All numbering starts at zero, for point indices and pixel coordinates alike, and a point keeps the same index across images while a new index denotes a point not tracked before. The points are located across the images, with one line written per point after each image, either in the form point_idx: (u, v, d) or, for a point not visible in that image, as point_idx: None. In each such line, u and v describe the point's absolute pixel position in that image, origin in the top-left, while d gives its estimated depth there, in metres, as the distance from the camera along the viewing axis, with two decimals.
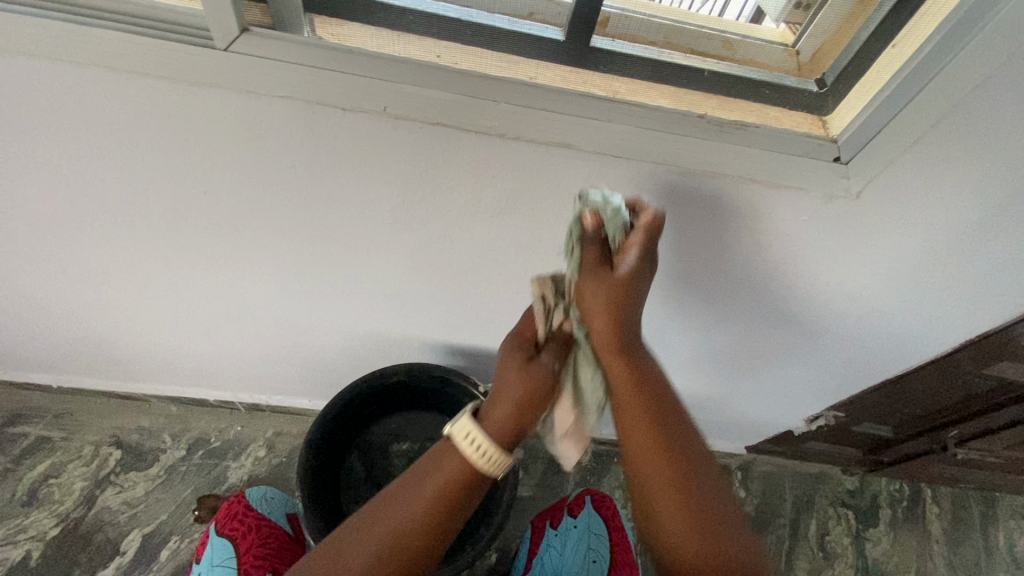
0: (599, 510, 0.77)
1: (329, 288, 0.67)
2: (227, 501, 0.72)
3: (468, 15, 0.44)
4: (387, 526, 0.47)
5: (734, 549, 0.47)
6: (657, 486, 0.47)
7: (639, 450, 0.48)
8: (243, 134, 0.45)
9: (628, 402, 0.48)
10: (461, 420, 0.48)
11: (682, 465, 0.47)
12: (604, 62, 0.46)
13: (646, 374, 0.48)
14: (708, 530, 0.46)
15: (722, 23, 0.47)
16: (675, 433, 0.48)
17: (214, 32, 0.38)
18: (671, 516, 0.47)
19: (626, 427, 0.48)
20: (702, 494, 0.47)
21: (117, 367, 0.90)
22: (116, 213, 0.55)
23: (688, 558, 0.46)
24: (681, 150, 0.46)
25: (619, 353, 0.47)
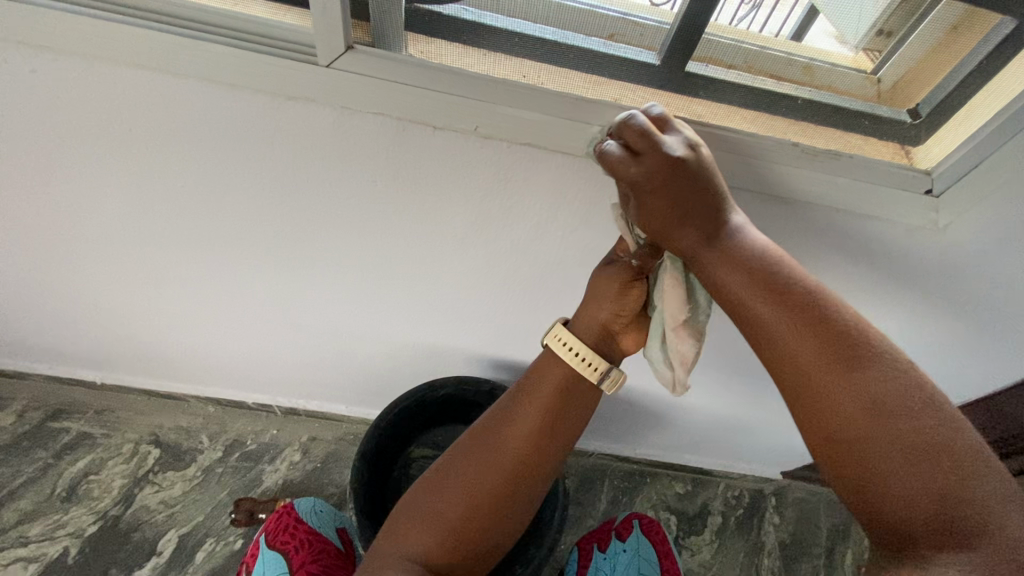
0: (649, 534, 0.78)
1: (384, 300, 0.67)
2: (277, 512, 0.72)
3: (561, 37, 0.43)
4: (493, 452, 0.50)
5: (973, 476, 0.32)
6: (828, 411, 0.35)
7: (834, 415, 0.35)
8: (329, 146, 0.46)
9: (756, 313, 0.38)
10: (553, 328, 0.51)
11: (860, 374, 0.35)
12: (691, 87, 0.46)
13: (806, 312, 0.37)
14: (924, 458, 0.33)
15: (804, 49, 0.45)
16: (835, 334, 0.36)
17: (319, 48, 0.39)
18: (864, 448, 0.34)
19: (763, 344, 0.38)
20: (892, 396, 0.35)
21: (161, 366, 0.91)
22: (188, 217, 0.56)
23: (901, 508, 0.33)
24: (768, 176, 0.47)
25: (746, 282, 0.38)
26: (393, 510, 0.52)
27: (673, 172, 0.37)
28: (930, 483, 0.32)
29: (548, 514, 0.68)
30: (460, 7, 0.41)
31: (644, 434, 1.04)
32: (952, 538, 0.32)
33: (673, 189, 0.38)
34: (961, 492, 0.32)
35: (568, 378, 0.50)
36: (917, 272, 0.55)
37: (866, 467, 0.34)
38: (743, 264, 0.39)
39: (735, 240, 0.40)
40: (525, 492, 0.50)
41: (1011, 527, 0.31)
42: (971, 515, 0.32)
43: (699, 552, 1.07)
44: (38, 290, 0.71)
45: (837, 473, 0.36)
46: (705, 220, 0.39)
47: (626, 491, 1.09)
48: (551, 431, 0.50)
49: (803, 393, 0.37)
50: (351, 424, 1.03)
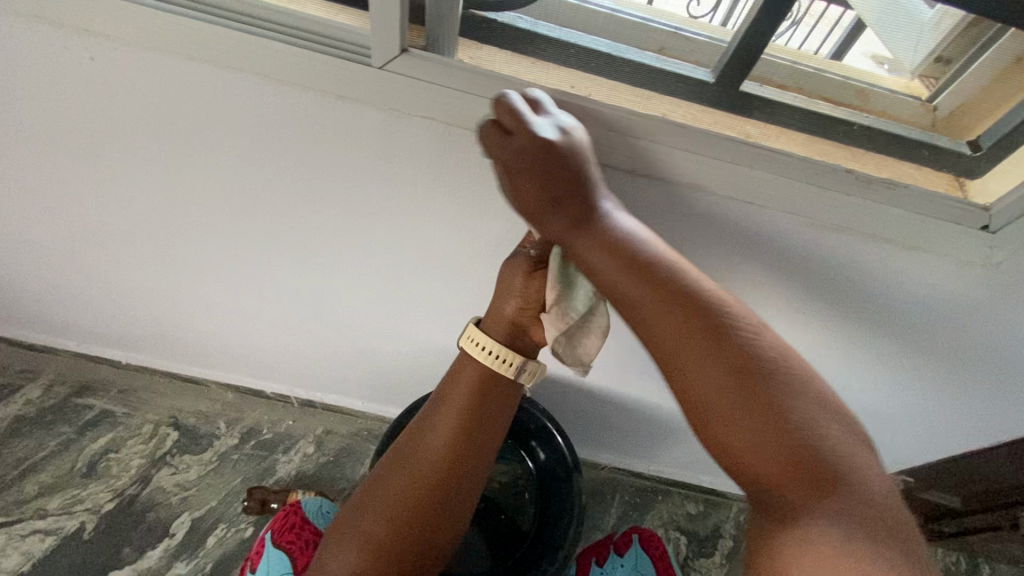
0: (646, 549, 0.79)
1: (410, 301, 0.67)
2: (284, 511, 0.73)
3: (618, 51, 0.43)
4: (416, 456, 0.53)
5: (829, 435, 0.33)
6: (701, 387, 0.34)
7: (699, 389, 0.34)
8: (373, 148, 0.46)
9: (632, 294, 0.36)
10: (465, 329, 0.53)
11: (727, 348, 0.34)
12: (742, 106, 0.45)
13: (666, 282, 0.36)
14: (783, 423, 0.32)
15: (859, 75, 0.46)
16: (701, 306, 0.35)
17: (374, 50, 0.39)
18: (726, 418, 0.33)
19: (637, 325, 0.36)
20: (756, 363, 0.34)
21: (186, 351, 0.93)
22: (228, 209, 0.57)
23: (774, 476, 0.32)
24: (815, 200, 0.46)
25: (619, 257, 0.37)
26: (331, 524, 0.54)
27: (547, 152, 0.36)
28: (794, 449, 0.32)
29: (562, 527, 0.67)
30: (523, 16, 0.42)
31: (659, 450, 1.03)
32: (814, 499, 0.32)
33: (547, 172, 0.37)
34: (823, 453, 0.32)
35: (483, 380, 0.52)
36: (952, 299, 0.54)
37: (734, 440, 0.33)
38: (609, 244, 0.37)
39: (603, 221, 0.39)
40: (450, 495, 0.53)
41: (858, 476, 0.33)
42: (834, 476, 0.32)
43: None
44: (78, 271, 0.73)
45: (712, 449, 0.34)
46: (575, 201, 0.38)
47: (637, 508, 1.08)
48: (470, 433, 0.53)
49: (677, 373, 0.35)
50: (365, 420, 1.04)
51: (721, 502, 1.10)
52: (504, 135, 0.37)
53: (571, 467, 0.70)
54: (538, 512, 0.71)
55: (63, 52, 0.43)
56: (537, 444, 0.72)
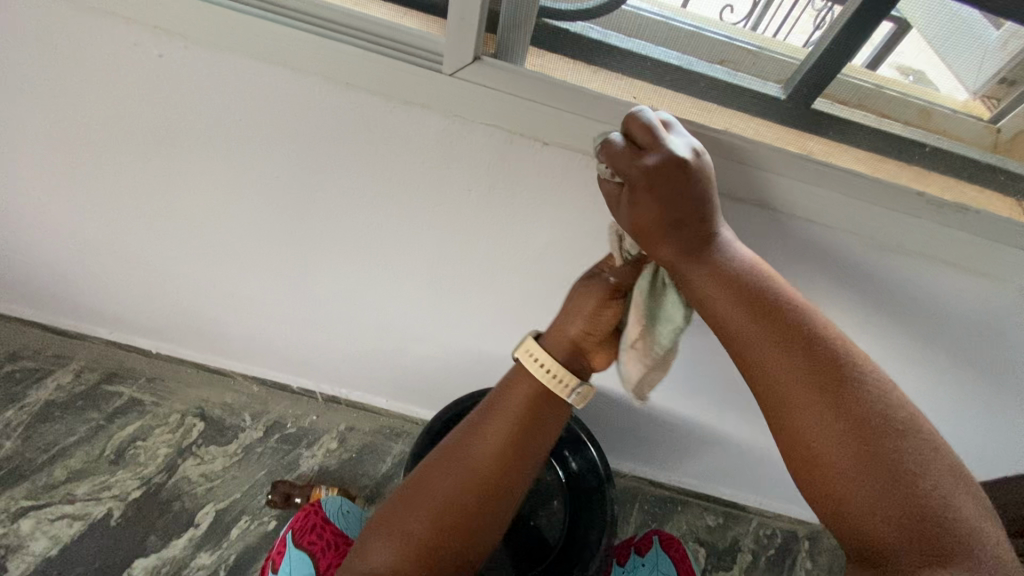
0: (666, 551, 0.77)
1: (447, 304, 0.68)
2: (304, 511, 0.74)
3: (688, 63, 0.43)
4: (466, 464, 0.50)
5: (954, 499, 0.34)
6: (808, 422, 0.36)
7: (806, 422, 0.36)
8: (433, 153, 0.47)
9: (753, 333, 0.39)
10: (525, 341, 0.54)
11: (848, 396, 0.36)
12: (806, 122, 0.44)
13: (782, 322, 0.38)
14: (903, 478, 0.34)
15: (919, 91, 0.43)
16: (824, 355, 0.37)
17: (447, 57, 0.39)
18: (836, 460, 0.35)
19: (756, 365, 0.39)
20: (872, 415, 0.35)
21: (216, 344, 0.93)
22: (274, 206, 0.57)
23: (877, 523, 0.34)
24: (875, 220, 0.46)
25: (740, 295, 0.39)
26: (366, 524, 0.51)
27: (678, 172, 0.37)
28: (917, 510, 0.33)
29: (594, 535, 0.67)
30: (593, 26, 0.42)
31: (681, 460, 1.02)
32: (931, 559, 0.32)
33: (669, 189, 0.37)
34: (947, 518, 0.33)
35: (537, 396, 0.52)
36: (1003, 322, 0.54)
37: (850, 488, 0.34)
38: (730, 282, 0.40)
39: (724, 259, 0.41)
40: (502, 507, 0.51)
41: (974, 539, 0.33)
42: (943, 532, 0.33)
43: None
44: (119, 261, 0.74)
45: (808, 478, 0.37)
46: (693, 234, 0.40)
47: (656, 517, 1.07)
48: (522, 445, 0.51)
49: (786, 406, 0.37)
50: (388, 418, 1.05)
51: (742, 515, 1.09)
52: (632, 151, 0.37)
53: (604, 477, 0.69)
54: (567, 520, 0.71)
55: (132, 47, 0.44)
56: (568, 453, 0.72)
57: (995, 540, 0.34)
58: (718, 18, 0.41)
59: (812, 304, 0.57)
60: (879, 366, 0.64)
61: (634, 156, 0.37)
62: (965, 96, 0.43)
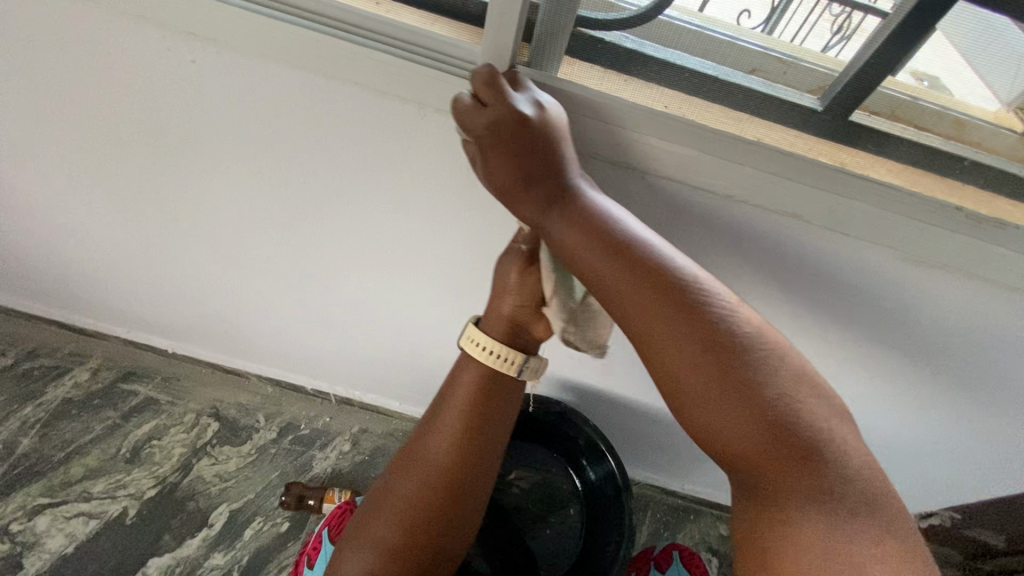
0: (687, 567, 0.77)
1: (466, 310, 0.67)
2: (339, 508, 0.74)
3: (723, 73, 0.42)
4: (423, 464, 0.54)
5: (805, 408, 0.35)
6: (674, 365, 0.35)
7: (671, 366, 0.36)
8: (461, 161, 0.47)
9: (608, 278, 0.37)
10: (466, 330, 0.54)
11: (699, 330, 0.35)
12: (843, 133, 0.44)
13: (634, 260, 0.37)
14: (761, 401, 0.34)
15: (950, 104, 0.43)
16: (678, 289, 0.36)
17: (482, 66, 0.39)
18: (701, 400, 0.35)
19: (617, 311, 0.38)
20: (726, 344, 0.35)
21: (232, 344, 0.94)
22: (299, 211, 0.58)
23: (748, 452, 0.34)
24: (909, 234, 0.45)
25: (591, 239, 0.38)
26: (346, 529, 0.56)
27: (519, 125, 0.36)
28: (775, 428, 0.34)
29: (610, 549, 0.66)
30: (629, 35, 0.42)
31: (694, 469, 1.02)
32: (792, 473, 0.34)
33: (518, 140, 0.36)
34: (798, 429, 0.34)
35: (485, 377, 0.53)
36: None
37: (712, 421, 0.35)
38: (587, 225, 0.38)
39: (580, 200, 0.39)
40: (461, 500, 0.54)
41: (834, 449, 0.35)
42: (811, 450, 0.34)
43: None
44: (139, 262, 0.75)
45: (689, 422, 0.37)
46: (545, 181, 0.38)
47: (669, 526, 1.06)
48: (471, 434, 0.54)
49: (653, 353, 0.36)
50: (401, 420, 1.04)
51: None
52: (480, 108, 0.37)
53: (620, 486, 0.68)
54: (585, 527, 0.72)
55: (166, 53, 0.44)
56: (588, 462, 0.72)
57: (850, 441, 0.36)
58: (735, 23, 0.41)
59: (837, 315, 0.56)
60: (903, 380, 0.63)
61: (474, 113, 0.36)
62: (996, 107, 0.43)
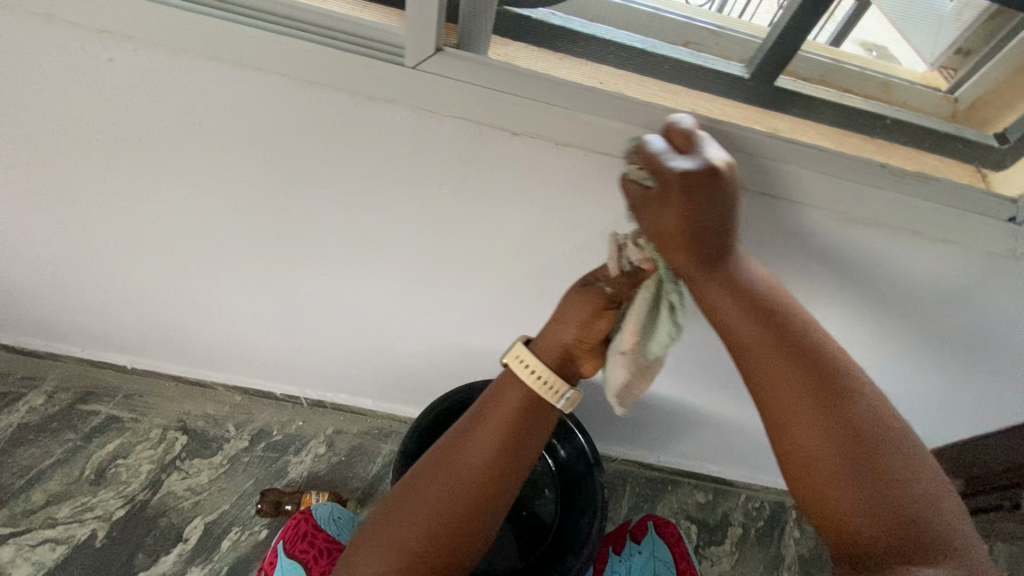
0: (663, 537, 0.80)
1: (426, 300, 0.67)
2: (295, 520, 0.74)
3: (650, 47, 0.43)
4: (454, 470, 0.51)
5: (934, 499, 0.39)
6: (807, 433, 0.40)
7: (807, 435, 0.40)
8: (401, 148, 0.46)
9: (760, 346, 0.42)
10: (515, 347, 0.54)
11: (842, 407, 0.40)
12: (775, 102, 0.45)
13: (790, 335, 0.42)
14: (889, 485, 0.38)
15: (879, 66, 0.46)
16: (828, 368, 0.41)
17: (409, 50, 0.38)
18: (830, 471, 0.39)
19: (756, 374, 0.42)
20: (861, 428, 0.39)
21: (195, 354, 0.92)
22: (246, 212, 0.56)
23: (863, 529, 0.38)
24: (843, 196, 0.47)
25: (745, 311, 0.42)
26: (358, 532, 0.53)
27: (708, 181, 0.37)
28: (903, 513, 0.37)
29: (585, 522, 0.67)
30: (555, 12, 0.42)
31: (669, 442, 1.04)
32: (903, 553, 0.37)
33: (703, 202, 0.38)
34: (918, 514, 0.38)
35: (530, 400, 0.52)
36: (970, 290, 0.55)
37: (836, 489, 0.38)
38: (743, 298, 0.43)
39: (737, 274, 0.43)
40: (490, 515, 0.51)
41: (955, 545, 0.38)
42: (928, 540, 0.37)
43: (718, 562, 1.06)
44: (85, 276, 0.72)
45: (801, 490, 0.40)
46: (713, 248, 0.42)
47: (647, 499, 1.09)
48: (510, 449, 0.52)
49: (788, 418, 0.40)
50: (376, 418, 1.04)
51: (729, 489, 1.12)
52: (670, 155, 0.38)
53: (591, 463, 0.69)
54: (559, 507, 0.72)
55: (80, 52, 0.42)
56: (558, 441, 0.73)
57: (971, 540, 0.39)
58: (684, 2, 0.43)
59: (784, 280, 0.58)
60: (853, 339, 0.65)
61: (669, 161, 0.38)
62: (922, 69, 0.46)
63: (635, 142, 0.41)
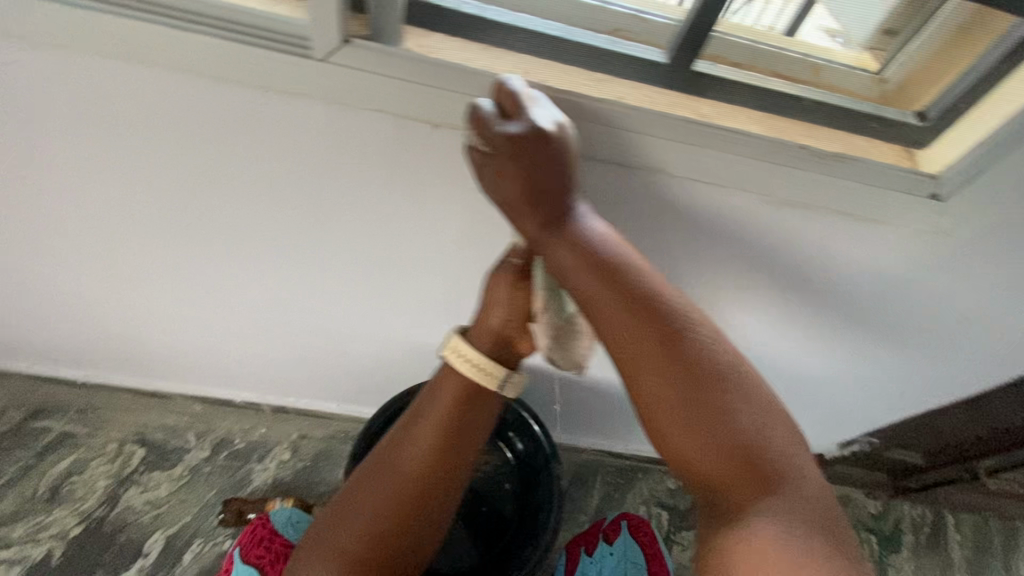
0: (636, 536, 0.80)
1: (375, 299, 0.66)
2: (252, 525, 0.73)
3: (568, 34, 0.43)
4: (397, 466, 0.53)
5: (769, 431, 0.39)
6: (655, 386, 0.39)
7: (655, 387, 0.39)
8: (323, 144, 0.45)
9: (604, 303, 0.40)
10: (450, 340, 0.54)
11: (682, 355, 0.39)
12: (700, 87, 0.45)
13: (623, 285, 0.40)
14: (729, 426, 0.38)
15: (813, 48, 0.48)
16: (668, 320, 0.40)
17: (315, 42, 0.38)
18: (682, 420, 0.38)
19: (606, 334, 0.40)
20: (703, 373, 0.39)
21: (147, 365, 0.89)
22: (178, 216, 0.55)
23: (712, 471, 0.38)
24: (770, 178, 0.47)
25: (588, 266, 0.40)
26: (303, 539, 0.54)
27: (540, 139, 0.37)
28: (742, 450, 0.38)
29: (543, 515, 0.67)
30: (468, 1, 0.41)
31: (636, 431, 1.04)
32: (754, 491, 0.38)
33: (533, 156, 0.38)
34: (764, 451, 0.38)
35: (467, 388, 0.53)
36: (902, 266, 0.57)
37: (686, 438, 0.38)
38: (587, 255, 0.41)
39: (576, 226, 0.42)
40: (432, 509, 0.53)
41: (791, 469, 0.39)
42: (768, 472, 0.38)
43: (689, 547, 1.08)
44: (19, 289, 0.69)
45: (659, 441, 0.40)
46: (552, 204, 0.40)
47: (617, 488, 1.09)
48: (449, 444, 0.53)
49: (636, 373, 0.39)
50: (341, 421, 1.02)
51: None
52: (499, 118, 0.38)
53: (550, 454, 0.70)
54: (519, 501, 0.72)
55: None
56: (515, 434, 0.73)
57: (805, 463, 0.40)
58: None
59: (726, 264, 0.58)
60: (801, 320, 0.66)
61: (498, 124, 0.37)
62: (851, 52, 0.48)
63: (471, 107, 0.40)
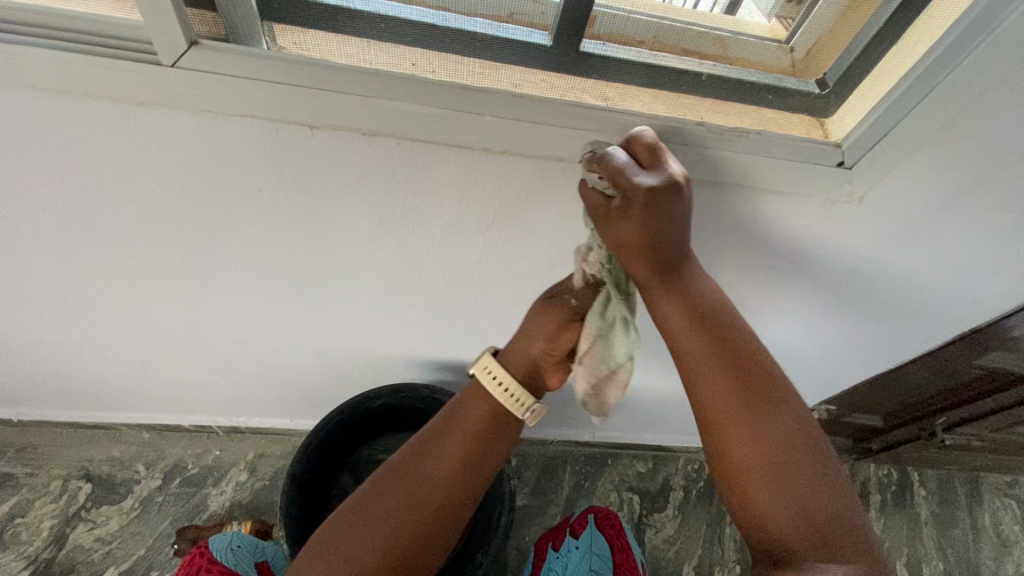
0: (602, 528, 0.80)
1: (302, 310, 0.63)
2: (189, 555, 0.72)
3: (442, 20, 0.40)
4: (415, 480, 0.48)
5: (841, 501, 0.42)
6: (740, 436, 0.42)
7: (739, 436, 0.42)
8: (203, 155, 0.42)
9: (703, 356, 0.44)
10: (482, 357, 0.53)
11: (769, 413, 0.43)
12: (596, 69, 0.44)
13: (727, 342, 0.44)
14: (807, 490, 0.41)
15: (720, 20, 0.43)
16: (760, 380, 0.44)
17: (158, 47, 0.36)
18: (764, 472, 0.41)
19: (697, 378, 0.44)
20: (790, 434, 0.42)
21: (83, 397, 0.85)
22: (70, 242, 0.51)
23: (782, 525, 0.40)
24: (678, 161, 0.45)
25: (685, 321, 0.44)
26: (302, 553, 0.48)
27: (671, 196, 0.39)
28: (816, 513, 0.40)
29: (495, 516, 0.67)
30: None
31: (600, 421, 1.03)
32: (812, 547, 0.40)
33: (663, 211, 0.40)
34: (829, 512, 0.41)
35: (492, 415, 0.51)
36: (831, 241, 0.55)
37: (764, 489, 0.41)
38: (689, 306, 0.44)
39: (683, 284, 0.45)
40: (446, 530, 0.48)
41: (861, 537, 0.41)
42: (839, 537, 0.40)
43: (662, 529, 1.08)
44: None
45: (730, 487, 0.43)
46: (665, 257, 0.43)
47: (587, 478, 1.09)
48: (476, 462, 0.50)
49: (725, 420, 0.43)
50: (298, 437, 0.98)
51: (668, 455, 1.13)
52: (636, 167, 0.39)
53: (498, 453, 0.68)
54: (472, 504, 0.72)
55: None
56: None
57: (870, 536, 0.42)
58: None
59: None
60: (741, 300, 0.65)
61: (635, 174, 0.38)
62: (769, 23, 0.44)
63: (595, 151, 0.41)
